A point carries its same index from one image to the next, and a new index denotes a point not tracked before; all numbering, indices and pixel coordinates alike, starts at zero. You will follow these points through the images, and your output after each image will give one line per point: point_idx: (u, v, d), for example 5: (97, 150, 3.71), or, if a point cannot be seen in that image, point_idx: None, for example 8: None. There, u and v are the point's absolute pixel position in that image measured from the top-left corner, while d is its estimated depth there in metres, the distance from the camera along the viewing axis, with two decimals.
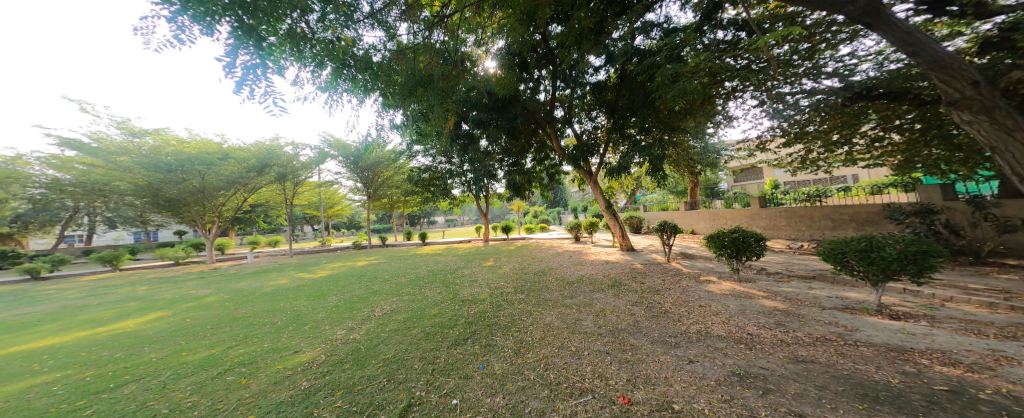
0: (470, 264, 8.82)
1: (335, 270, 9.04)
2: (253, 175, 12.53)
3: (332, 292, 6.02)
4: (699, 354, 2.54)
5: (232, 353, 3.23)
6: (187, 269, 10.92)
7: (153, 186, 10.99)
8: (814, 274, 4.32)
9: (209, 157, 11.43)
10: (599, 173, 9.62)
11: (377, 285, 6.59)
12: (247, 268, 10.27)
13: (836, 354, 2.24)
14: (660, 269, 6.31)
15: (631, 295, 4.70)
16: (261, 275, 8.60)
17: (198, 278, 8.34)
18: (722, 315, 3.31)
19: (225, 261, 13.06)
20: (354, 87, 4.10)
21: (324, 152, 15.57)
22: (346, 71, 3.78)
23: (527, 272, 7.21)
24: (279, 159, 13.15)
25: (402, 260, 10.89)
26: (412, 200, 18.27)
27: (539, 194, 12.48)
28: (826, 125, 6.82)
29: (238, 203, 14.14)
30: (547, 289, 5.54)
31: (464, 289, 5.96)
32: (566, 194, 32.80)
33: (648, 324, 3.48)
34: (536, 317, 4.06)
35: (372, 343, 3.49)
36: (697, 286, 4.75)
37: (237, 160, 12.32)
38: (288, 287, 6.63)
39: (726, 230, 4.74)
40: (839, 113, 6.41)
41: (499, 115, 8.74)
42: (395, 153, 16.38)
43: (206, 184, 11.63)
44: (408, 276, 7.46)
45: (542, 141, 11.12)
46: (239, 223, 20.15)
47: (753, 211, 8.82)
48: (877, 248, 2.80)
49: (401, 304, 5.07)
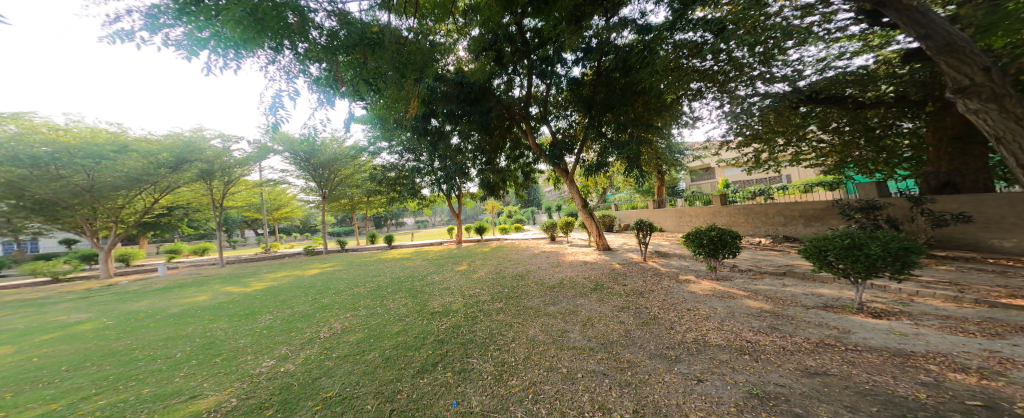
0: (441, 269, 8.12)
1: (282, 281, 7.84)
2: (164, 172, 10.51)
3: (268, 309, 5.02)
4: (705, 371, 2.29)
5: (81, 410, 2.31)
6: (73, 286, 8.71)
7: (13, 184, 8.71)
8: (785, 271, 4.46)
9: (97, 149, 9.32)
10: (575, 171, 9.40)
11: (329, 298, 5.67)
12: (161, 283, 8.46)
13: (844, 362, 2.11)
14: (638, 269, 6.27)
15: (615, 299, 4.50)
16: (180, 291, 7.11)
17: (86, 300, 6.60)
18: (714, 320, 3.19)
19: (133, 274, 10.75)
20: (276, 51, 3.35)
21: (265, 146, 13.57)
22: (269, 35, 3.07)
23: (503, 276, 6.75)
24: (203, 154, 11.18)
25: (362, 267, 9.80)
26: (375, 201, 16.78)
27: (513, 193, 12.10)
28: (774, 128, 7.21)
29: (148, 204, 11.78)
30: (526, 296, 5.14)
31: (434, 298, 5.31)
32: (537, 193, 32.87)
33: (641, 335, 3.24)
34: (518, 330, 3.64)
35: (311, 376, 2.78)
36: (678, 287, 4.68)
37: (141, 153, 10.16)
38: (209, 306, 5.44)
39: (705, 228, 4.73)
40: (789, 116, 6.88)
41: (472, 107, 8.16)
42: (353, 149, 14.89)
43: (95, 183, 9.58)
44: (370, 286, 6.60)
45: (516, 137, 10.78)
46: (156, 228, 17.06)
47: (714, 208, 9.32)
48: (861, 246, 2.78)
49: (357, 320, 4.30)
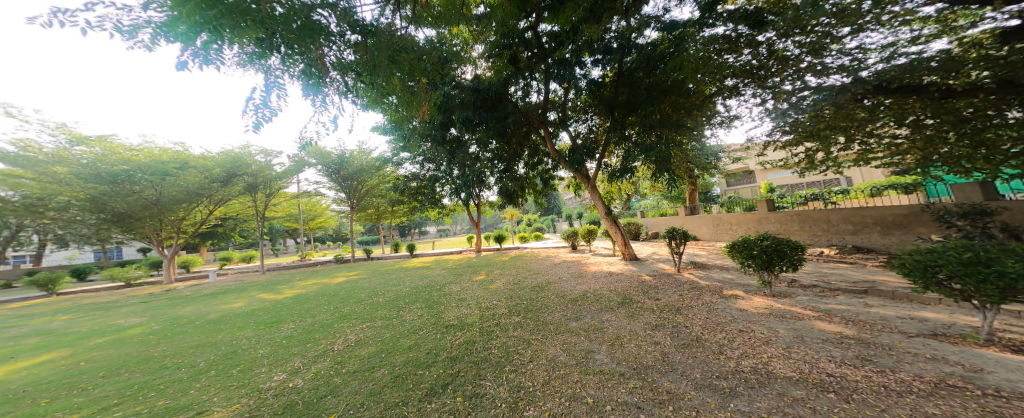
0: (460, 279, 7.96)
1: (309, 289, 8.07)
2: (217, 186, 11.52)
3: (292, 317, 5.08)
4: (773, 411, 1.81)
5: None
6: (137, 291, 9.63)
7: (97, 199, 9.87)
8: (863, 289, 3.71)
9: (163, 166, 10.43)
10: (597, 177, 8.93)
11: (348, 307, 5.67)
12: (206, 289, 9.09)
13: (988, 415, 1.54)
14: (672, 281, 5.66)
15: (648, 316, 4.00)
16: (218, 297, 7.52)
17: (140, 304, 7.16)
18: (777, 346, 2.63)
19: (187, 280, 11.76)
20: (277, 61, 3.31)
21: (300, 159, 14.48)
22: (261, 46, 3.03)
23: (522, 287, 6.42)
24: (248, 168, 12.16)
25: (384, 275, 9.91)
26: (399, 210, 17.26)
27: (533, 201, 11.80)
28: (828, 127, 6.25)
29: (202, 216, 12.93)
30: (546, 309, 4.76)
31: (449, 310, 5.11)
32: (559, 200, 32.31)
33: (682, 359, 2.77)
34: (537, 349, 3.29)
35: (318, 394, 2.61)
36: (723, 302, 4.08)
37: (198, 169, 11.23)
38: (241, 312, 5.62)
39: (755, 238, 4.07)
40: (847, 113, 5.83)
41: (487, 113, 8.03)
42: (379, 160, 15.49)
43: (160, 196, 10.67)
44: (388, 295, 6.56)
45: (534, 144, 10.55)
46: (211, 238, 18.81)
47: (760, 215, 8.36)
48: (988, 261, 2.14)
49: (371, 332, 4.18)
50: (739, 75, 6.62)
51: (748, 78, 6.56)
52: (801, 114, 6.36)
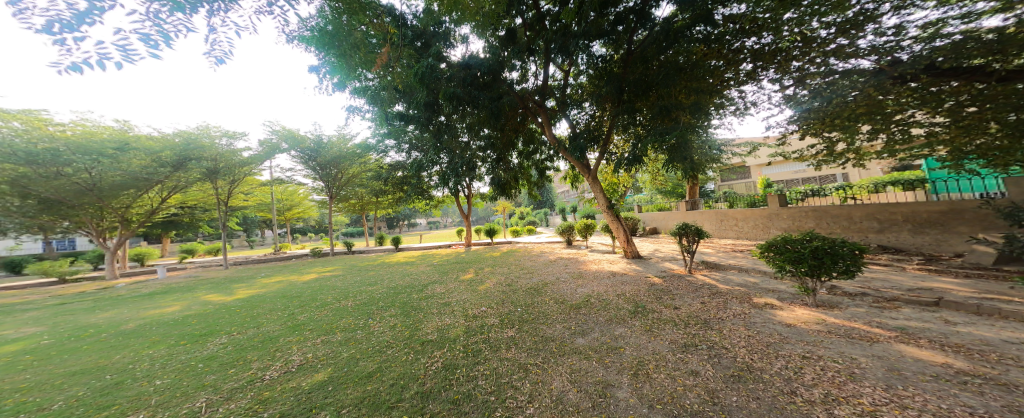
0: (445, 278, 7.13)
1: (269, 287, 7.03)
2: (166, 171, 10.16)
3: (232, 326, 4.12)
4: None
5: None
6: (71, 288, 8.37)
7: (18, 181, 8.43)
8: (933, 299, 3.07)
9: (95, 146, 8.97)
10: (598, 168, 8.14)
11: (307, 312, 4.75)
12: (151, 286, 7.92)
13: None
14: (685, 283, 5.00)
15: (672, 332, 3.25)
16: (158, 298, 6.40)
17: (57, 307, 5.98)
18: (873, 385, 1.88)
19: (138, 275, 10.49)
20: None
21: (271, 144, 13.14)
22: None
23: (514, 289, 5.65)
24: (207, 151, 10.78)
25: (362, 272, 8.95)
26: (383, 201, 16.20)
27: (526, 193, 10.93)
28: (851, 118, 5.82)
29: (157, 203, 11.55)
30: (545, 320, 4.00)
31: (431, 319, 4.29)
32: (551, 194, 31.70)
33: (738, 400, 1.99)
34: (538, 384, 2.48)
35: None
36: (760, 314, 3.35)
37: (147, 151, 9.77)
38: (172, 320, 4.60)
39: (798, 238, 3.30)
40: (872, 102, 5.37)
41: (479, 92, 7.32)
42: (360, 147, 14.27)
43: (98, 182, 9.39)
44: (358, 299, 5.61)
45: (529, 133, 9.86)
46: (176, 227, 17.49)
47: (771, 211, 7.86)
48: None
49: (325, 351, 3.29)
50: (759, 58, 6.10)
51: (768, 61, 6.04)
52: (824, 103, 5.84)
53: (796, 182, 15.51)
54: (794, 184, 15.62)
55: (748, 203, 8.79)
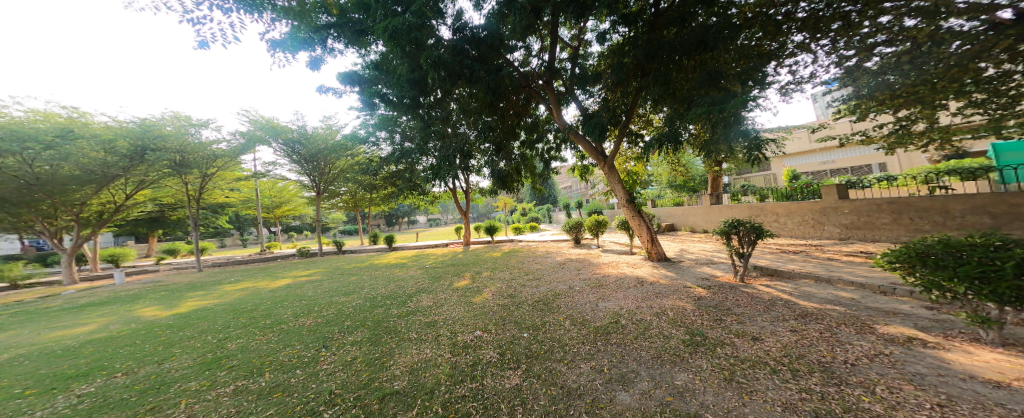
0: (435, 284, 6.01)
1: (225, 297, 5.89)
2: (121, 163, 9.12)
3: (121, 363, 2.92)
4: None
5: None
6: (11, 296, 7.34)
7: None
8: None
9: (32, 131, 7.86)
10: (617, 155, 6.86)
11: (245, 337, 3.59)
12: (93, 296, 6.78)
13: None
14: (747, 295, 3.80)
15: (773, 387, 2.00)
16: (82, 311, 5.26)
17: None
18: None
19: (101, 280, 9.48)
20: None
21: (251, 135, 12.04)
22: None
23: (518, 301, 4.51)
24: (169, 141, 9.78)
25: (344, 275, 7.85)
26: (375, 197, 15.13)
27: (529, 186, 9.70)
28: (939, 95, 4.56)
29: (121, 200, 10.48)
30: (560, 360, 2.81)
31: (404, 353, 3.10)
32: (553, 190, 30.65)
33: None
34: None
35: None
36: (913, 357, 2.10)
37: (95, 140, 8.64)
38: (56, 348, 3.41)
39: (979, 247, 2.08)
40: (963, 71, 4.12)
41: (474, 63, 6.18)
42: (348, 139, 13.15)
43: (35, 173, 8.26)
44: (323, 314, 4.45)
45: (534, 118, 8.68)
46: (160, 226, 16.58)
47: (826, 204, 6.83)
48: None
49: (228, 414, 2.10)
50: (808, 26, 4.84)
51: (820, 21, 4.74)
52: (904, 73, 4.57)
53: (824, 175, 14.33)
54: (822, 176, 14.38)
55: (784, 195, 7.85)
